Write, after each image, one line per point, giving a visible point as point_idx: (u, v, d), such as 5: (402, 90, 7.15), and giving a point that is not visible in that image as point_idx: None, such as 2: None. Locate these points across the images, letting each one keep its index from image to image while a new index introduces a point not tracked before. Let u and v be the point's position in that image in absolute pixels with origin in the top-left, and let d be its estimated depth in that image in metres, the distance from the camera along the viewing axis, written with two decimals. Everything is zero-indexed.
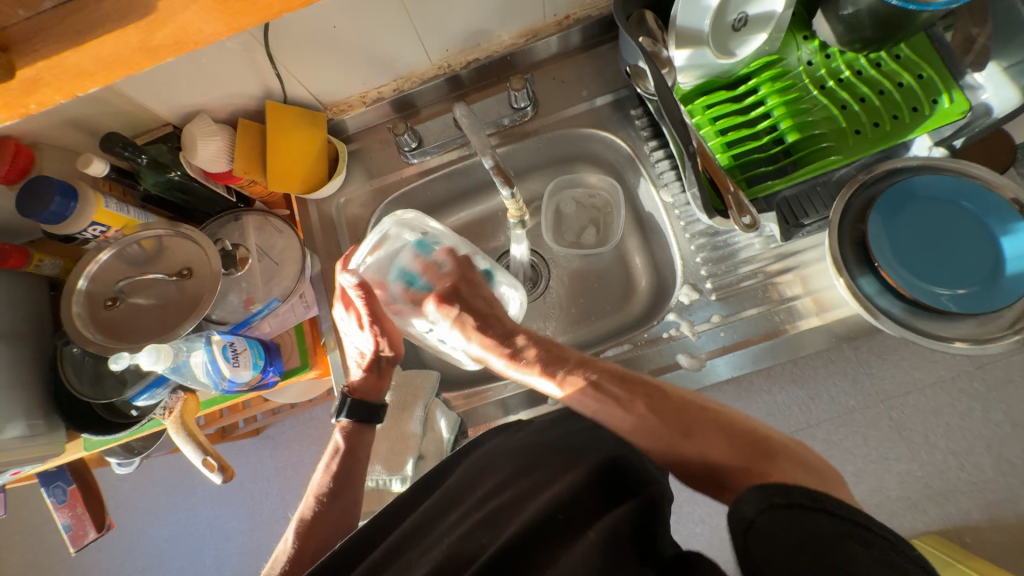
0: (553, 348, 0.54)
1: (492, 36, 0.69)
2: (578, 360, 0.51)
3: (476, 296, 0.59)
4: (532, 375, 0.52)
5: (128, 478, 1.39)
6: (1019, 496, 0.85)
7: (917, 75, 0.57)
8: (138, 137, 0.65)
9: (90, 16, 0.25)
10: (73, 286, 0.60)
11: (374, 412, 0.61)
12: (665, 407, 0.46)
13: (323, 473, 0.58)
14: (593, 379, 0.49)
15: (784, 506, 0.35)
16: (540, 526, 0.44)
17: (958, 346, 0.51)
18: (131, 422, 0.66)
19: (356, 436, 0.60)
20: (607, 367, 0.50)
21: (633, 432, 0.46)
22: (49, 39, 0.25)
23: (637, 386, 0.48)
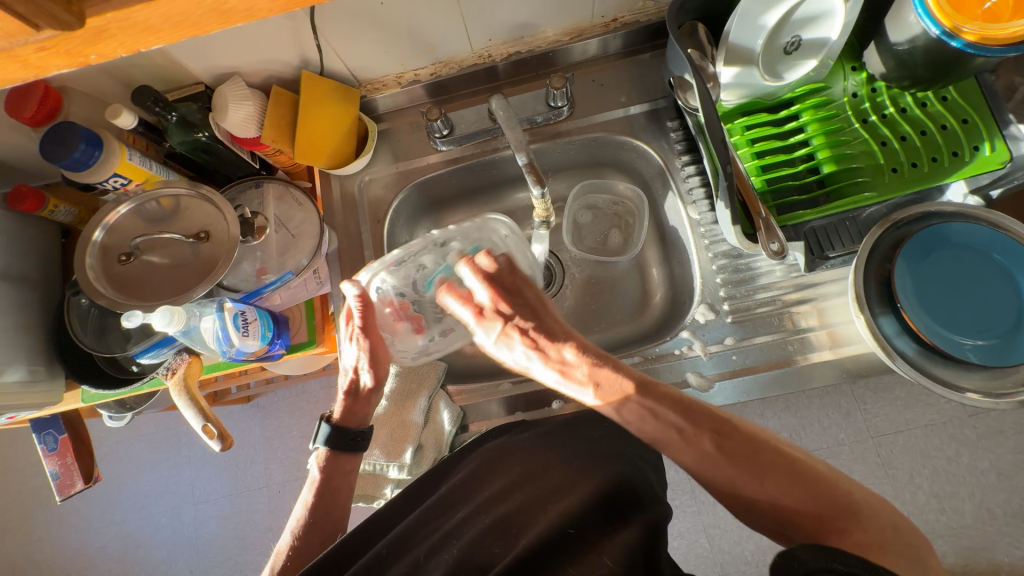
0: (608, 360, 0.50)
1: (537, 30, 0.68)
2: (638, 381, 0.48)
3: (532, 295, 0.54)
4: (583, 389, 0.50)
5: (114, 431, 1.39)
6: (995, 545, 0.85)
7: (962, 118, 0.57)
8: (168, 92, 0.64)
9: None
10: (88, 236, 0.59)
11: (356, 442, 0.59)
12: (735, 448, 0.45)
13: (303, 504, 0.58)
14: (649, 406, 0.47)
15: (841, 575, 0.35)
16: (552, 542, 0.46)
17: (970, 397, 0.51)
18: (132, 378, 0.66)
19: (331, 466, 0.59)
20: (668, 394, 0.48)
21: (696, 464, 0.46)
22: None
23: (699, 414, 0.47)
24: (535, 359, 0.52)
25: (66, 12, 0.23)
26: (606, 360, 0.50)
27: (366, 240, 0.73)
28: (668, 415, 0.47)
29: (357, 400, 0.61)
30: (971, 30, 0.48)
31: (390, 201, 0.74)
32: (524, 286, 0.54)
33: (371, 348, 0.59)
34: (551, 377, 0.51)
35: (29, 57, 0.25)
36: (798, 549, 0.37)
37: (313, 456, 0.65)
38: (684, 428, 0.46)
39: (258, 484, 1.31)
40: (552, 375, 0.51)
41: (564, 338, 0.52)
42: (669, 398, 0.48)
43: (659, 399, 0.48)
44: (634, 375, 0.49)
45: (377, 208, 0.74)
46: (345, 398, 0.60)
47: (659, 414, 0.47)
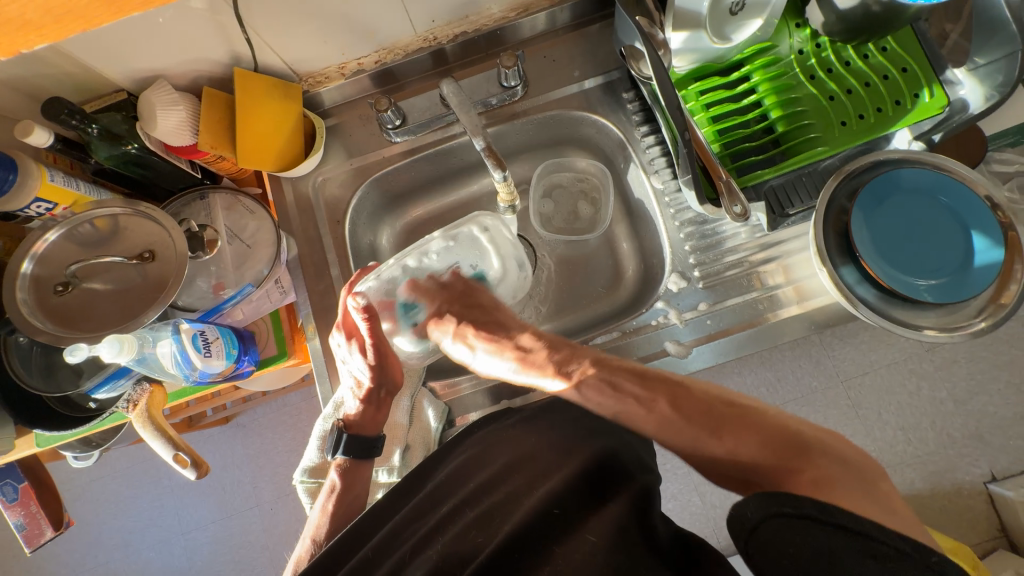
0: (564, 347, 0.56)
1: (481, 8, 0.65)
2: (590, 359, 0.54)
3: (470, 307, 0.65)
4: (542, 377, 0.56)
5: (85, 470, 1.32)
6: (957, 466, 0.92)
7: (901, 67, 0.58)
8: (86, 103, 0.59)
9: None
10: (16, 269, 0.54)
11: (372, 446, 0.59)
12: (691, 408, 0.48)
13: (321, 513, 0.58)
14: (612, 380, 0.51)
15: (790, 517, 0.38)
16: (536, 524, 0.48)
17: (929, 334, 0.54)
18: (89, 416, 0.62)
19: (354, 473, 0.59)
20: (624, 365, 0.53)
21: (656, 430, 0.49)
22: None
23: (652, 381, 0.51)
24: (493, 356, 0.60)
25: None
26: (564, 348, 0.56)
27: (328, 242, 0.70)
28: (626, 390, 0.51)
29: (380, 408, 0.61)
30: None
31: (349, 200, 0.71)
32: (477, 293, 0.67)
33: (385, 361, 0.61)
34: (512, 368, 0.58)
35: None
36: (749, 503, 0.40)
37: (300, 469, 0.64)
38: (643, 400, 0.50)
39: (248, 505, 1.27)
40: (510, 366, 0.58)
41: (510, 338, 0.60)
42: (616, 368, 0.52)
43: (608, 372, 0.52)
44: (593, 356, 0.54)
45: (336, 209, 0.70)
46: (363, 404, 0.61)
47: (615, 386, 0.51)
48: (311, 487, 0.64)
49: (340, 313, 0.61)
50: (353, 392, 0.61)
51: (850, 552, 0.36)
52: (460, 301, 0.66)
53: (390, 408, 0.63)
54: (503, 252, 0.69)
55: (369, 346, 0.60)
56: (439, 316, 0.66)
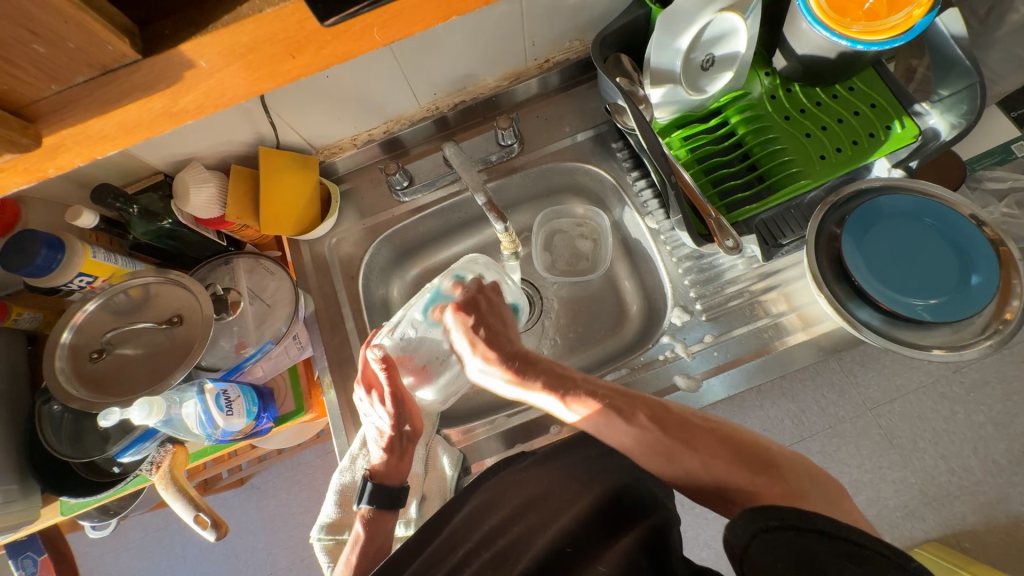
0: (564, 373, 0.55)
1: (477, 79, 0.73)
2: (585, 382, 0.54)
3: (492, 314, 0.63)
4: (534, 393, 0.56)
5: (99, 542, 1.30)
6: (1010, 497, 0.86)
7: (869, 104, 0.63)
8: (127, 186, 0.65)
9: (117, 86, 0.25)
10: (56, 339, 0.58)
11: (396, 497, 0.60)
12: (667, 419, 0.50)
13: (345, 565, 0.57)
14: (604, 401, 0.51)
15: (777, 530, 0.38)
16: (550, 561, 0.47)
17: (937, 354, 0.54)
18: (114, 480, 0.62)
19: (376, 524, 0.58)
20: (612, 387, 0.53)
21: (634, 446, 0.50)
22: (77, 111, 0.25)
23: (635, 399, 0.52)
24: (490, 369, 0.59)
25: (23, 136, 0.25)
26: (557, 371, 0.56)
27: (343, 298, 0.73)
28: (614, 405, 0.51)
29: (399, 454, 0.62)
30: (857, 28, 0.54)
31: (362, 256, 0.75)
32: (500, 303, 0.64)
33: (404, 411, 0.62)
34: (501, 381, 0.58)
35: None
36: (740, 518, 0.40)
37: (317, 526, 0.63)
38: (626, 414, 0.50)
39: (262, 572, 1.23)
40: (502, 382, 0.58)
41: (512, 352, 0.59)
42: (615, 394, 0.52)
43: (600, 391, 0.53)
44: (600, 385, 0.53)
45: (350, 265, 0.75)
46: (387, 454, 0.61)
47: (602, 402, 0.52)
48: (329, 545, 0.63)
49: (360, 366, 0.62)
50: (376, 442, 0.61)
51: (831, 556, 0.36)
52: (483, 300, 0.64)
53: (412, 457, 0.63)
54: (510, 288, 0.69)
55: (389, 395, 0.61)
56: (461, 304, 0.62)
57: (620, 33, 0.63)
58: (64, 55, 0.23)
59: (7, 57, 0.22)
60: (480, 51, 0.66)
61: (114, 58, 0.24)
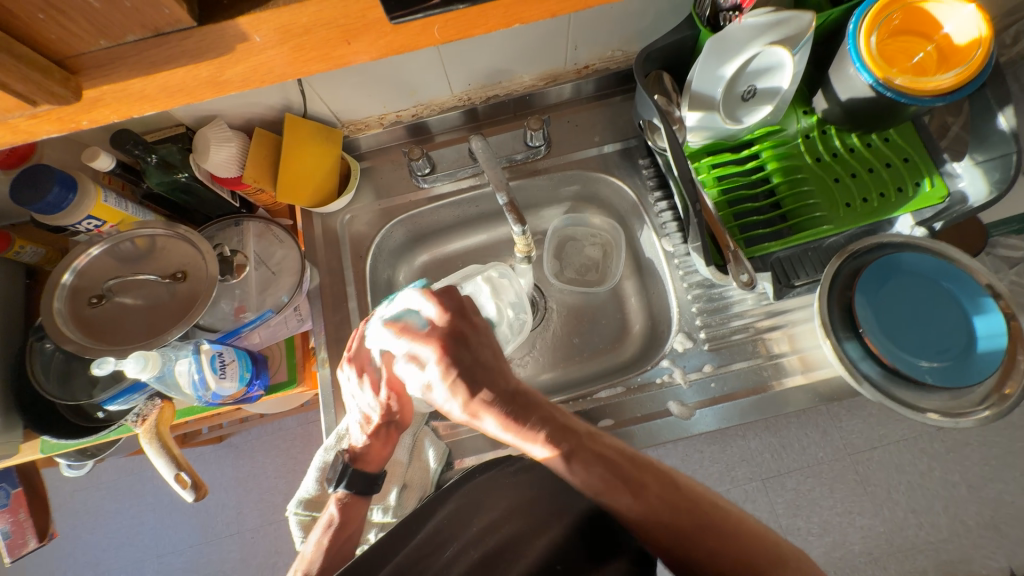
0: (562, 421, 0.55)
1: (514, 76, 0.72)
2: (586, 437, 0.53)
3: (481, 347, 0.58)
4: (530, 443, 0.54)
5: (71, 479, 1.30)
6: (972, 558, 0.87)
7: (903, 157, 0.62)
8: (148, 134, 0.64)
9: (166, 50, 0.24)
10: (56, 280, 0.57)
11: (373, 482, 0.60)
12: (676, 498, 0.51)
13: (315, 548, 0.57)
14: (599, 459, 0.52)
15: None
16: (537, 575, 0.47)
17: (930, 417, 0.54)
18: (98, 425, 0.63)
19: (351, 509, 0.58)
20: (615, 446, 0.54)
21: (637, 520, 0.50)
22: (124, 69, 0.24)
23: (644, 469, 0.52)
24: (484, 415, 0.55)
25: (66, 88, 0.24)
26: (559, 422, 0.54)
27: (349, 275, 0.73)
28: (619, 471, 0.51)
29: (381, 441, 0.62)
30: (903, 81, 0.52)
31: (374, 237, 0.75)
32: (477, 327, 0.59)
33: (397, 399, 0.63)
34: (494, 427, 0.56)
35: (20, 124, 0.26)
36: None
37: (295, 501, 0.63)
38: (632, 487, 0.50)
39: (229, 531, 1.23)
40: (496, 426, 0.55)
41: (510, 393, 0.56)
42: (613, 454, 0.53)
43: (603, 454, 0.52)
44: (601, 446, 0.53)
45: (360, 244, 0.74)
46: (370, 437, 0.62)
47: (607, 467, 0.51)
48: (304, 520, 0.64)
49: (353, 350, 0.62)
50: (360, 425, 0.62)
51: None
52: (469, 332, 0.58)
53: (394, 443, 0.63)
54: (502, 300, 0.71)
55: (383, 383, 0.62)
56: (444, 342, 0.57)
57: (666, 50, 0.61)
58: (120, 11, 0.22)
59: (62, 6, 0.21)
60: (521, 49, 0.65)
61: (168, 23, 0.23)
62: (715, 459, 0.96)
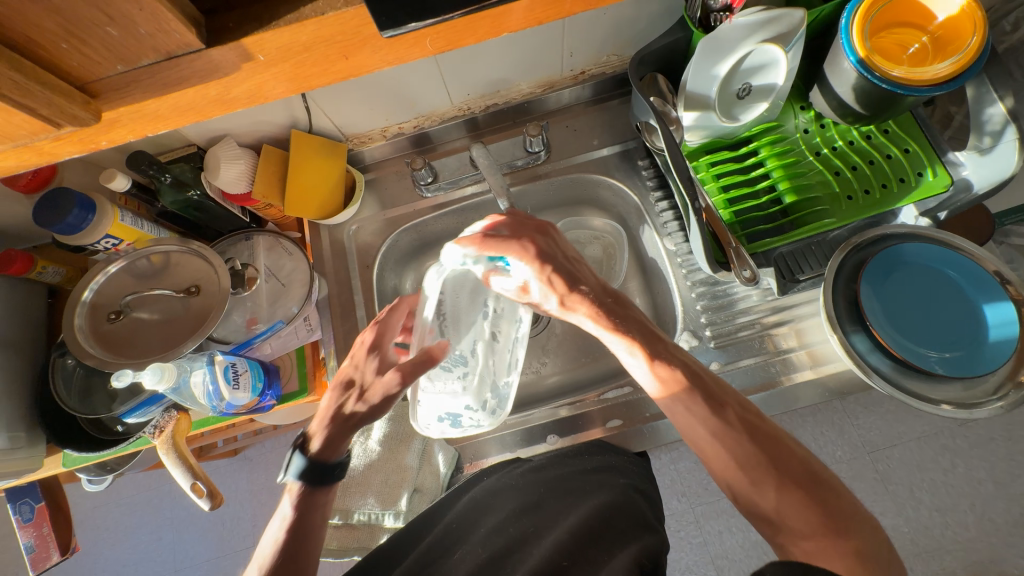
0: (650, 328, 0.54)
1: (512, 84, 0.73)
2: (670, 350, 0.52)
3: (563, 251, 0.57)
4: (629, 345, 0.52)
5: (91, 495, 1.32)
6: (1004, 558, 0.84)
7: (903, 148, 0.62)
8: (161, 154, 0.67)
9: (176, 72, 0.26)
10: (77, 297, 0.60)
11: (329, 474, 0.54)
12: (750, 429, 0.47)
13: (270, 543, 0.53)
14: (684, 372, 0.50)
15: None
16: None
17: (944, 409, 0.53)
18: (117, 438, 0.64)
19: (306, 501, 0.53)
20: (693, 365, 0.51)
21: (710, 438, 0.47)
22: (136, 91, 0.26)
23: (725, 391, 0.50)
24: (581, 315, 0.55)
25: (85, 112, 0.26)
26: (648, 327, 0.53)
27: (356, 285, 0.75)
28: (701, 388, 0.49)
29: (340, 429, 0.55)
30: (898, 73, 0.53)
31: (380, 247, 0.77)
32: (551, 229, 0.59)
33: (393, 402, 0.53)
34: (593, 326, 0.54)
35: (43, 145, 0.27)
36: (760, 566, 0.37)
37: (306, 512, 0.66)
38: (713, 403, 0.48)
39: (245, 544, 1.24)
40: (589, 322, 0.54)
41: (604, 294, 0.55)
42: (699, 374, 0.50)
43: (689, 367, 0.50)
44: (681, 357, 0.51)
45: (366, 254, 0.77)
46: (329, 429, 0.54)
47: (694, 380, 0.49)
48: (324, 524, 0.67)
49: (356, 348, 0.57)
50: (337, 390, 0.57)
51: None
52: (544, 236, 0.58)
53: (403, 451, 0.68)
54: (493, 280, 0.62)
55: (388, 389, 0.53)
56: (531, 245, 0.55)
57: (660, 53, 0.62)
58: (134, 39, 0.24)
59: (80, 35, 0.23)
60: (518, 58, 0.67)
61: (178, 47, 0.24)
62: None
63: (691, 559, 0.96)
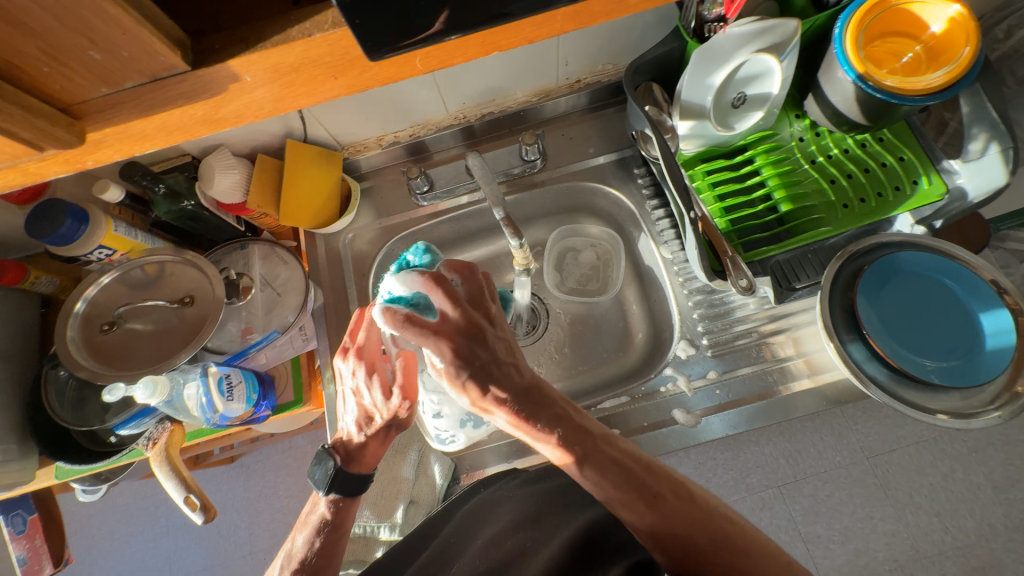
0: (576, 421, 0.50)
1: (507, 93, 0.73)
2: (602, 437, 0.50)
3: (496, 341, 0.51)
4: (543, 444, 0.49)
5: (87, 504, 1.32)
6: (1004, 564, 0.84)
7: (898, 156, 0.62)
8: (155, 165, 0.67)
9: (161, 93, 0.26)
10: (69, 308, 0.59)
11: (363, 483, 0.56)
12: None
13: (302, 547, 0.54)
14: (612, 462, 0.48)
15: None
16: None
17: (941, 419, 0.53)
18: (110, 450, 0.63)
19: (343, 509, 0.55)
20: (627, 449, 0.51)
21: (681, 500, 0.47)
22: (123, 111, 0.26)
23: (660, 476, 0.49)
24: (494, 413, 0.50)
25: (71, 134, 0.26)
26: (574, 423, 0.50)
27: (352, 294, 0.75)
28: (638, 480, 0.48)
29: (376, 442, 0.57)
30: (892, 83, 0.53)
31: (376, 255, 0.77)
32: (489, 311, 0.52)
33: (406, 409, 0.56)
34: (506, 425, 0.51)
35: (30, 167, 0.27)
36: None
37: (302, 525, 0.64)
38: (649, 496, 0.47)
39: (242, 552, 1.23)
40: (505, 425, 0.51)
41: (524, 390, 0.50)
42: (626, 464, 0.49)
43: (618, 458, 0.49)
44: (611, 457, 0.49)
45: (362, 262, 0.77)
46: (369, 438, 0.57)
47: (622, 471, 0.48)
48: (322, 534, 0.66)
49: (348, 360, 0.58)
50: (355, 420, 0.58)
51: None
52: (471, 327, 0.50)
53: (399, 462, 0.68)
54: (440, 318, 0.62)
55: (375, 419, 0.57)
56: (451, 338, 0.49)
57: (655, 62, 0.63)
58: (119, 61, 0.24)
59: (64, 59, 0.23)
60: (512, 68, 0.67)
61: (165, 68, 0.25)
62: (728, 467, 0.95)
63: None
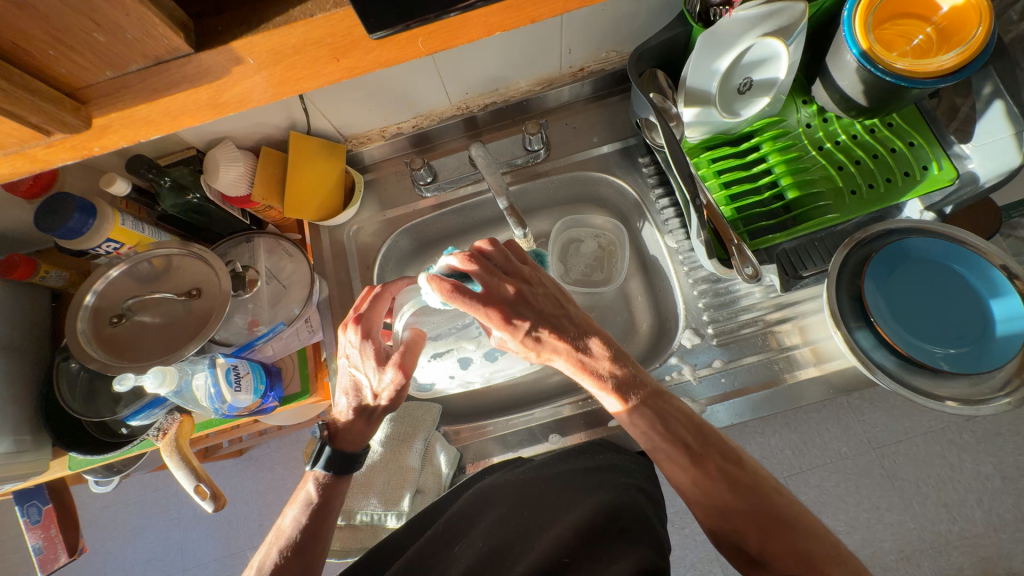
0: (630, 367, 0.52)
1: (510, 82, 0.73)
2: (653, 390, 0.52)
3: (542, 297, 0.54)
4: (602, 391, 0.52)
5: (100, 496, 1.34)
6: (1012, 554, 0.83)
7: (908, 141, 0.61)
8: (161, 158, 0.67)
9: (163, 76, 0.26)
10: (79, 301, 0.60)
11: (353, 462, 0.56)
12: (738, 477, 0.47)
13: (292, 522, 0.55)
14: (662, 415, 0.50)
15: None
16: None
17: (950, 406, 0.52)
18: (121, 441, 0.64)
19: (331, 488, 0.56)
20: (683, 410, 0.51)
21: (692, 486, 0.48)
22: (127, 95, 0.26)
23: (710, 442, 0.49)
24: (557, 357, 0.53)
25: (75, 117, 0.26)
26: (624, 366, 0.52)
27: (357, 286, 0.75)
28: (683, 436, 0.49)
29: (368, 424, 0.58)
30: (902, 65, 0.51)
31: (380, 247, 0.77)
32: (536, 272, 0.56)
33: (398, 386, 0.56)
34: (568, 369, 0.53)
35: (37, 153, 0.28)
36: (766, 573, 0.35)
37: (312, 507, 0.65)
38: (696, 455, 0.48)
39: (252, 543, 1.25)
40: (567, 370, 0.53)
41: (579, 335, 0.53)
42: (677, 416, 0.50)
43: (669, 412, 0.50)
44: (674, 409, 0.51)
45: (367, 253, 0.77)
46: (354, 415, 0.58)
47: (668, 425, 0.50)
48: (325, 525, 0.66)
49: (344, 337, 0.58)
50: (346, 394, 0.59)
51: None
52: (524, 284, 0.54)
53: (404, 453, 0.66)
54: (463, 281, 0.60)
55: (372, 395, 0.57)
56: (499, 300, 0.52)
57: (659, 48, 0.62)
58: (122, 43, 0.24)
59: (70, 43, 0.23)
60: (515, 57, 0.67)
61: (167, 51, 0.25)
62: None
63: (696, 557, 0.96)
